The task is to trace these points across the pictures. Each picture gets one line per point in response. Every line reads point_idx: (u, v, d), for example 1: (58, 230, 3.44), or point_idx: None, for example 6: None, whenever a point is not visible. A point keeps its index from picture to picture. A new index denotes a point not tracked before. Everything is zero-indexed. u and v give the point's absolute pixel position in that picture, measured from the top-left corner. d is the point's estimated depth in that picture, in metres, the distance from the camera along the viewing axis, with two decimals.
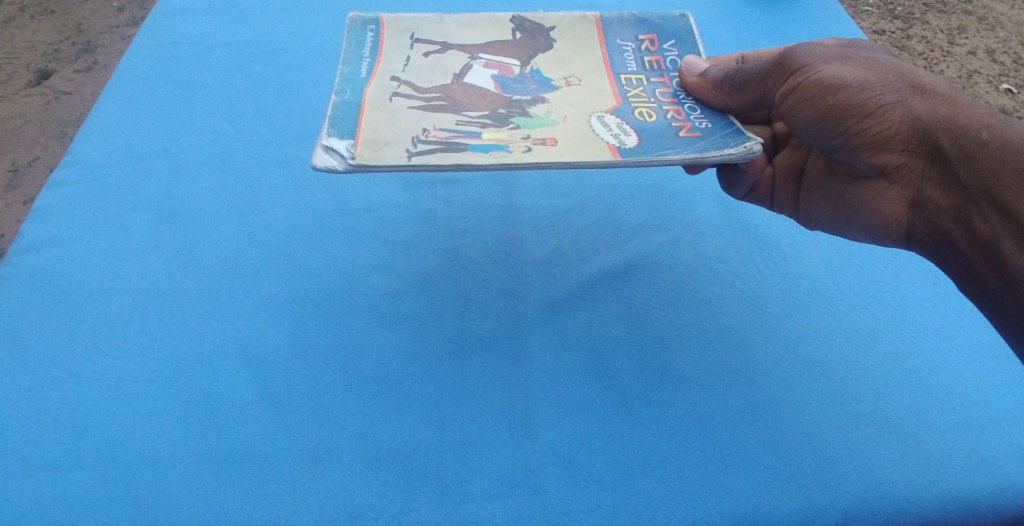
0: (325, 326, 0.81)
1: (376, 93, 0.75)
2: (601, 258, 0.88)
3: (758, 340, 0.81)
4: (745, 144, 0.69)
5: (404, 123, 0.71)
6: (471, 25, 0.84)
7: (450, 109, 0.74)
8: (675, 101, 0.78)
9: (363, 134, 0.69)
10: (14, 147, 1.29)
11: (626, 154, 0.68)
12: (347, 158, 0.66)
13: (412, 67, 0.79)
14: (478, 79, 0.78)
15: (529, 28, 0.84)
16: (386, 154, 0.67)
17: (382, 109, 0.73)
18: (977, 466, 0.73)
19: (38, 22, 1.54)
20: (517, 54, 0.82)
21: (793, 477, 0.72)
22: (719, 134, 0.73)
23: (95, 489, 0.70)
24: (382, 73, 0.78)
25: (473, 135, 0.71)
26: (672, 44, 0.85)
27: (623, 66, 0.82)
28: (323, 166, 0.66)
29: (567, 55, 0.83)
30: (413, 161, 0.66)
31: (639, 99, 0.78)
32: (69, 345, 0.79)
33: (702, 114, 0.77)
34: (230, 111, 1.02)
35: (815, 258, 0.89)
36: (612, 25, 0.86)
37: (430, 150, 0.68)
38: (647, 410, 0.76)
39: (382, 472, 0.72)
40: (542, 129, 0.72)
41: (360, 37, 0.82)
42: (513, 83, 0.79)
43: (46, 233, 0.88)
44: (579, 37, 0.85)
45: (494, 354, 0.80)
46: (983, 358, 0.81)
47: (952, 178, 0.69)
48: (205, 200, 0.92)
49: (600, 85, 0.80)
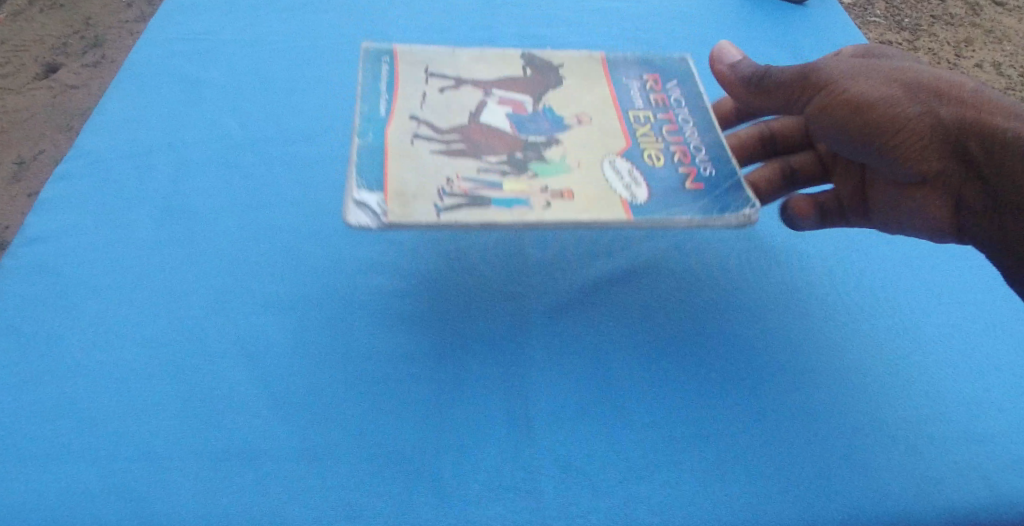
0: (328, 326, 0.81)
1: (397, 133, 0.76)
2: (604, 264, 0.87)
3: (759, 349, 0.81)
4: (746, 210, 0.73)
5: (429, 169, 0.73)
6: (483, 60, 0.87)
7: (468, 154, 0.76)
8: (681, 139, 0.81)
9: (391, 183, 0.70)
10: (20, 140, 1.29)
11: (640, 212, 0.71)
12: (378, 215, 0.68)
13: (430, 105, 0.80)
14: (494, 118, 0.81)
15: (539, 65, 0.88)
16: (416, 209, 0.69)
17: (406, 153, 0.74)
18: (974, 479, 0.73)
19: (46, 15, 1.55)
20: (530, 90, 0.85)
21: (793, 486, 0.72)
22: (724, 186, 0.75)
23: (93, 481, 0.71)
24: (401, 111, 0.79)
25: (495, 184, 0.73)
26: (675, 84, 0.88)
27: (630, 103, 0.85)
28: (357, 223, 0.67)
29: (576, 92, 0.86)
30: (443, 216, 0.68)
31: (647, 138, 0.81)
32: (72, 340, 0.79)
33: (707, 153, 0.79)
34: (238, 110, 1.02)
35: (816, 269, 0.88)
36: (617, 64, 0.89)
37: (458, 204, 0.70)
38: (646, 418, 0.76)
39: (381, 472, 0.72)
40: (560, 177, 0.75)
41: (375, 68, 0.83)
42: (527, 124, 0.81)
43: (51, 226, 0.88)
44: (587, 76, 0.88)
45: (495, 358, 0.79)
46: (983, 373, 0.80)
47: (976, 179, 0.78)
48: (209, 196, 0.92)
49: (610, 124, 0.82)
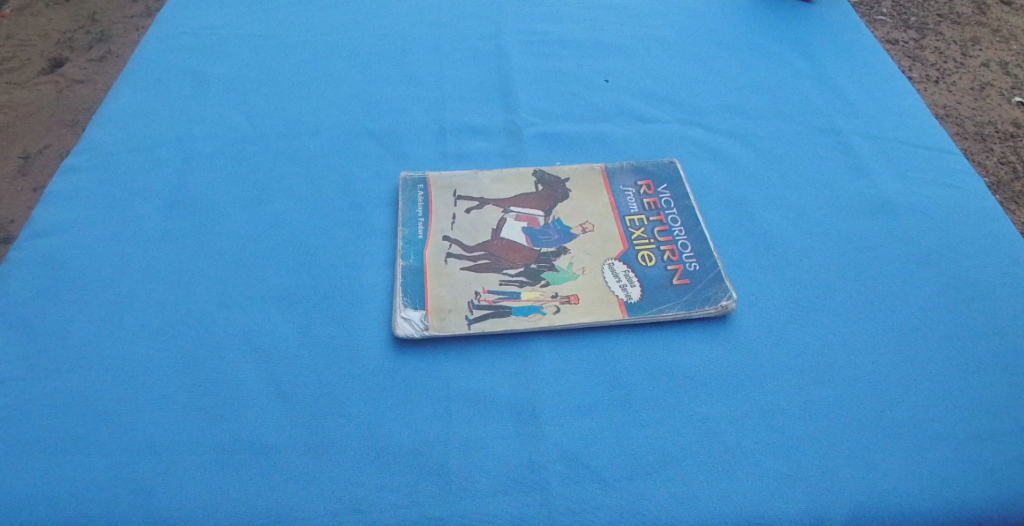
0: (334, 320, 0.81)
1: (434, 252, 0.85)
2: (607, 252, 0.86)
3: (768, 344, 0.80)
4: (722, 302, 0.82)
5: (460, 286, 0.82)
6: (500, 179, 0.92)
7: (493, 267, 0.84)
8: (670, 240, 0.87)
9: (431, 300, 0.81)
10: (26, 135, 1.29)
11: (633, 312, 0.81)
12: (422, 328, 0.79)
13: (459, 224, 0.88)
14: (513, 233, 0.87)
15: (549, 181, 0.92)
16: (451, 322, 0.80)
17: (442, 272, 0.84)
18: (979, 477, 0.73)
19: (53, 11, 1.55)
20: (541, 204, 0.90)
21: (798, 484, 0.72)
22: (708, 277, 0.84)
23: (102, 474, 0.71)
24: (435, 233, 0.87)
25: (514, 294, 0.82)
26: (666, 187, 0.92)
27: (627, 209, 0.90)
28: (404, 334, 0.79)
29: (579, 202, 0.90)
30: (474, 327, 0.79)
31: (642, 241, 0.87)
32: (79, 333, 0.79)
33: (693, 251, 0.86)
34: (244, 104, 1.02)
35: (827, 261, 0.87)
36: (616, 173, 0.94)
37: (486, 315, 0.80)
38: (652, 413, 0.76)
39: (388, 466, 0.72)
40: (567, 283, 0.83)
41: (411, 195, 0.91)
42: (540, 235, 0.87)
43: (57, 218, 0.88)
44: (589, 186, 0.92)
45: (501, 351, 0.79)
46: (993, 369, 0.80)
47: None
48: (216, 189, 0.92)
49: (609, 229, 0.88)
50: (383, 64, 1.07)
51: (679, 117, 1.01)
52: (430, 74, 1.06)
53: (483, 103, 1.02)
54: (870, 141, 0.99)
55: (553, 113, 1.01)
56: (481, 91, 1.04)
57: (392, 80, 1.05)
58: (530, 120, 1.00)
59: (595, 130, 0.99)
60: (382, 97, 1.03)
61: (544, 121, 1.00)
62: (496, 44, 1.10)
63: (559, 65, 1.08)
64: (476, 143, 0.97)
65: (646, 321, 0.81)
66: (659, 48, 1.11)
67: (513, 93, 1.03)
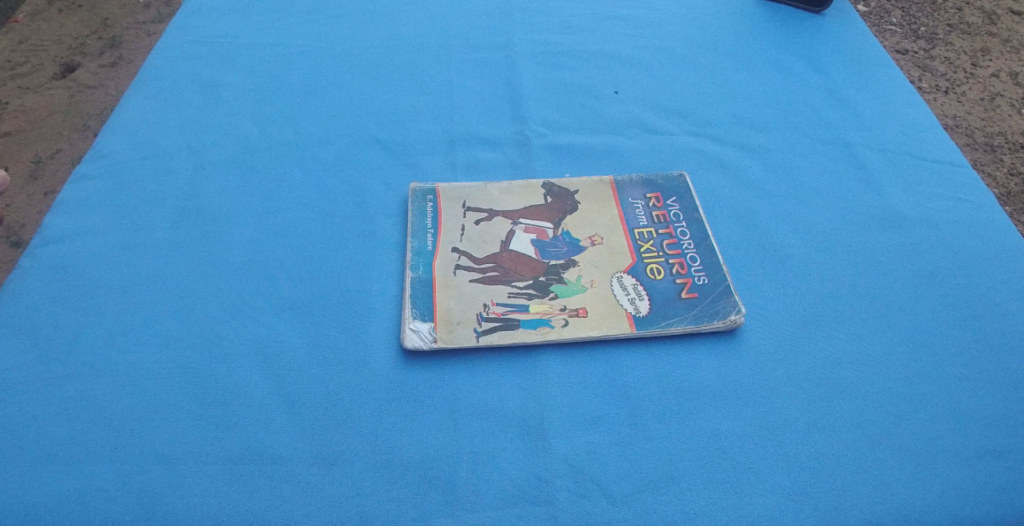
0: (342, 330, 0.81)
1: (443, 264, 0.86)
2: (617, 265, 0.86)
3: (776, 359, 0.80)
4: (731, 316, 0.82)
5: (469, 299, 0.83)
6: (510, 191, 0.93)
7: (502, 280, 0.84)
8: (679, 253, 0.87)
9: (440, 312, 0.81)
10: (38, 139, 1.30)
11: (641, 325, 0.81)
12: (430, 340, 0.79)
13: (468, 236, 0.88)
14: (521, 246, 0.87)
15: (558, 192, 0.93)
16: (460, 334, 0.80)
17: (450, 284, 0.84)
18: (988, 494, 0.73)
19: (66, 16, 1.56)
20: (549, 216, 0.90)
21: (805, 500, 0.72)
22: (716, 290, 0.84)
23: (112, 481, 0.72)
24: (444, 245, 0.87)
25: (523, 307, 0.82)
26: (675, 200, 0.92)
27: (635, 221, 0.90)
28: (412, 346, 0.79)
29: (588, 215, 0.91)
30: (483, 340, 0.80)
31: (650, 254, 0.87)
32: (89, 340, 0.80)
33: (701, 265, 0.86)
34: (255, 113, 1.02)
35: (835, 276, 0.87)
36: (624, 185, 0.94)
37: (495, 327, 0.80)
38: (660, 426, 0.76)
39: (395, 478, 0.72)
40: (575, 296, 0.83)
41: (421, 206, 0.91)
42: (549, 247, 0.87)
43: (69, 225, 0.89)
44: (598, 198, 0.92)
45: (509, 363, 0.79)
46: (1002, 385, 0.79)
47: None
48: (226, 198, 0.92)
49: (618, 242, 0.88)
50: (393, 73, 1.08)
51: (688, 129, 1.02)
52: (441, 84, 1.06)
53: (493, 114, 1.03)
54: (880, 154, 0.99)
55: (563, 124, 1.01)
56: (491, 101, 1.04)
57: (402, 91, 1.05)
58: (540, 131, 1.00)
59: (604, 142, 0.99)
60: (393, 107, 1.03)
61: (554, 132, 1.00)
62: (507, 54, 1.11)
63: (569, 76, 1.08)
64: (485, 154, 0.97)
65: (655, 336, 0.81)
66: (669, 59, 1.11)
67: (523, 104, 1.04)
